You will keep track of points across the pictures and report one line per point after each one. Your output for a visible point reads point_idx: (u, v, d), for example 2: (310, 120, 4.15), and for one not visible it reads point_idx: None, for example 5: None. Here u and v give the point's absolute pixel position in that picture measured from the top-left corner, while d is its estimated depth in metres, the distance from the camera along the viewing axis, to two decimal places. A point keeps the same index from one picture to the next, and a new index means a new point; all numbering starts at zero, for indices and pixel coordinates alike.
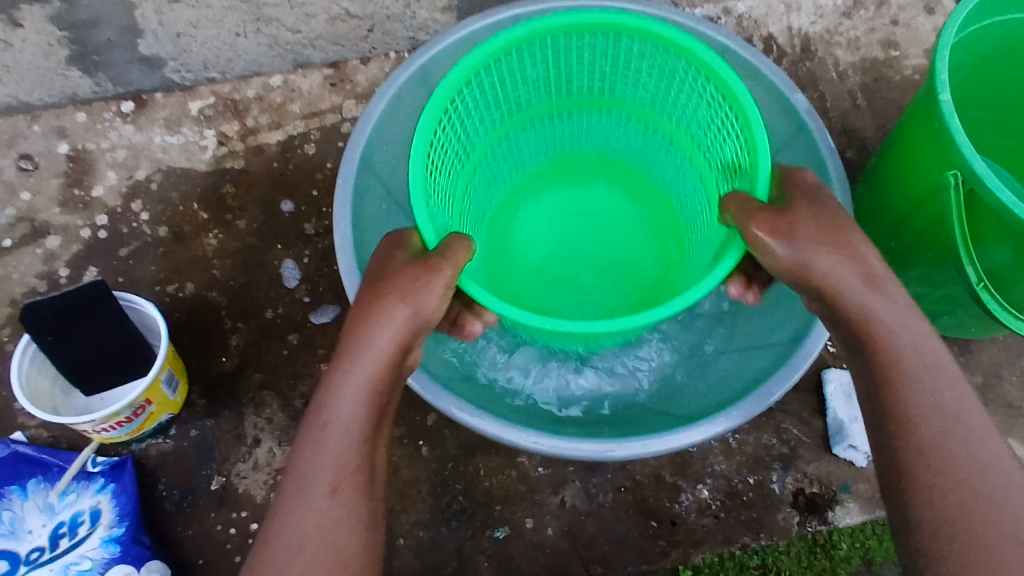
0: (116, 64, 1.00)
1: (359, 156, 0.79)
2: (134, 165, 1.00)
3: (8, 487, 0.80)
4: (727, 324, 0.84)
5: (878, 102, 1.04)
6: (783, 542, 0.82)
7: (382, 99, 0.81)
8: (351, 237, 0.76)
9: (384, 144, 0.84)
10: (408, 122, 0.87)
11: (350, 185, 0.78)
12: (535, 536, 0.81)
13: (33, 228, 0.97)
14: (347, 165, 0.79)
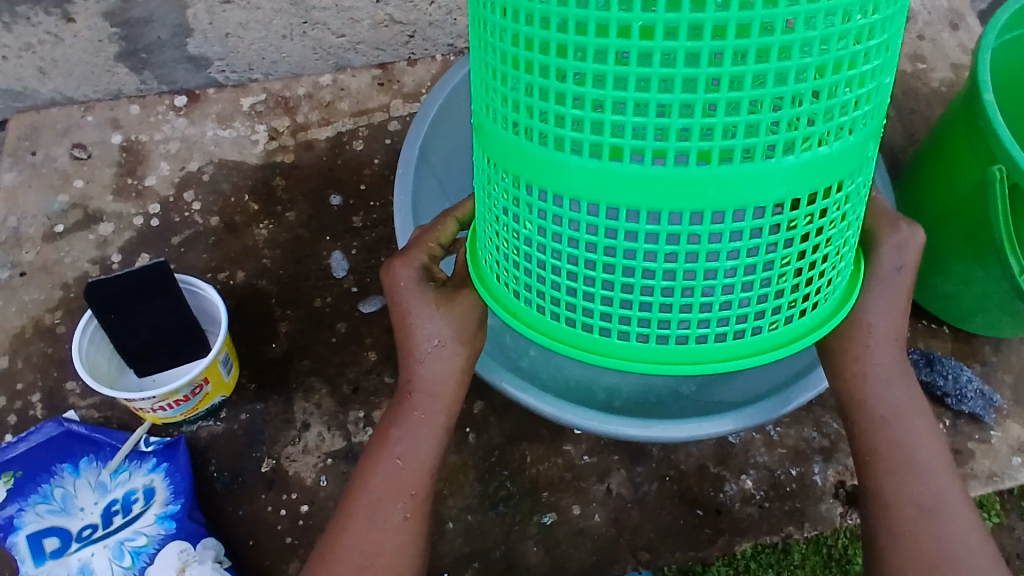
0: (163, 64, 1.04)
1: (419, 146, 0.83)
2: (187, 157, 1.02)
3: (61, 464, 0.80)
4: None
5: (906, 111, 1.07)
6: (821, 531, 0.82)
7: (440, 94, 0.86)
8: (410, 224, 0.79)
9: (442, 141, 0.87)
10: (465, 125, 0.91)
11: (409, 177, 0.81)
12: (582, 522, 0.82)
13: (86, 215, 0.98)
14: (405, 156, 0.82)
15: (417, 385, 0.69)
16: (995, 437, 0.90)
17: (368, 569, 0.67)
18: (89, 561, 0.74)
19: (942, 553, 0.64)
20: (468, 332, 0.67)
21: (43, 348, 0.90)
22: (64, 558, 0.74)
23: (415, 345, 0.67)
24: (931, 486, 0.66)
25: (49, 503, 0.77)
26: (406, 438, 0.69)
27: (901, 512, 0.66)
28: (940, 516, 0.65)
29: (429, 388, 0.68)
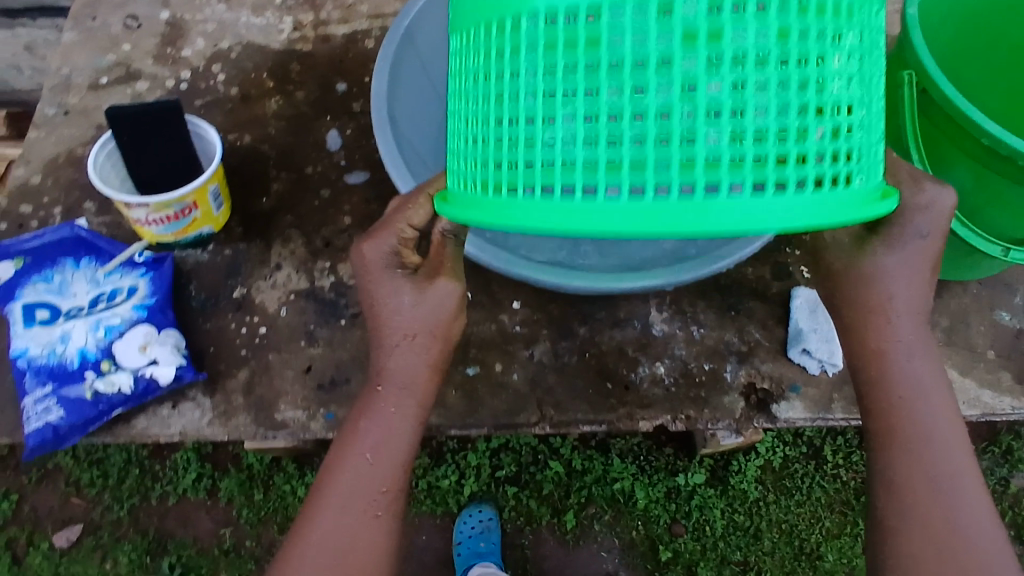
0: None
1: (402, 26, 0.93)
2: (220, 37, 1.16)
3: (66, 259, 0.93)
4: None
5: None
6: (720, 419, 0.89)
7: None
8: (383, 89, 0.89)
9: (427, 30, 0.97)
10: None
11: (389, 51, 0.91)
12: (502, 378, 0.90)
13: (127, 73, 1.12)
14: (390, 35, 0.92)
15: (387, 373, 0.73)
16: None
17: (349, 546, 0.71)
18: (70, 330, 0.86)
19: (955, 531, 0.68)
20: (441, 324, 0.73)
21: (70, 172, 1.03)
22: (50, 327, 0.86)
23: (385, 336, 0.73)
24: (950, 463, 0.70)
25: (49, 284, 0.90)
26: (380, 418, 0.73)
27: (911, 494, 0.70)
28: (960, 488, 0.69)
29: (398, 381, 0.73)
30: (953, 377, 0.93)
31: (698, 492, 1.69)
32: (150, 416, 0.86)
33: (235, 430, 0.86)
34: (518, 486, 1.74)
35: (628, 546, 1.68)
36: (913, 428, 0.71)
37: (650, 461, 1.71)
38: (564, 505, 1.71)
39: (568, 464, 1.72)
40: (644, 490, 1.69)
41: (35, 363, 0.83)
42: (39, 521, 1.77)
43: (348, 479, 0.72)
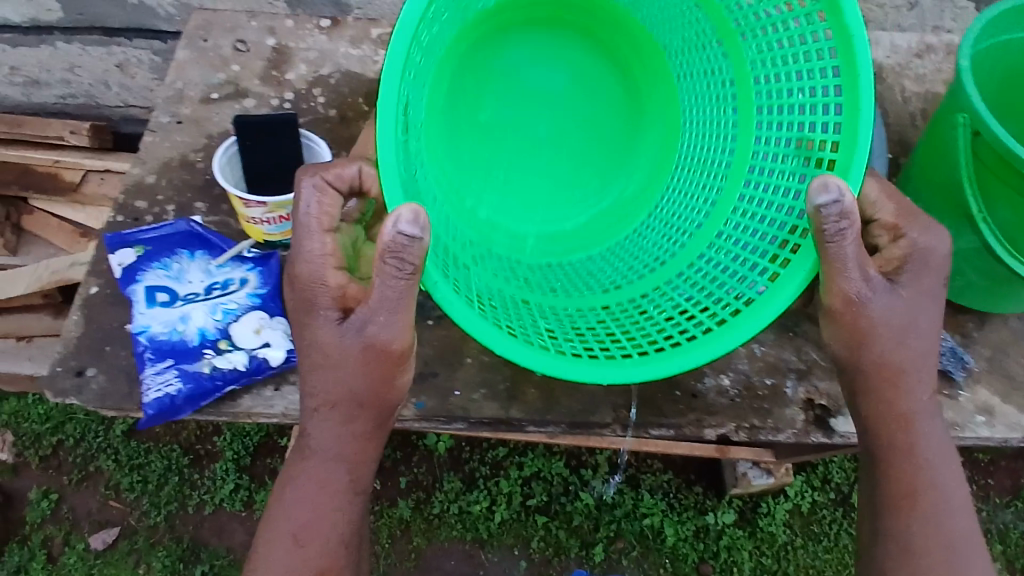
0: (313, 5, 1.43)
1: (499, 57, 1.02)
2: (321, 64, 1.27)
3: (182, 251, 1.01)
4: None
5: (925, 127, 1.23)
6: (782, 429, 0.94)
7: None
8: None
9: None
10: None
11: None
12: (576, 380, 0.96)
13: (236, 91, 1.23)
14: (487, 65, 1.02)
15: (313, 443, 0.83)
16: (963, 396, 1.00)
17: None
18: (189, 312, 0.93)
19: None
20: (363, 392, 0.79)
21: (183, 174, 1.13)
22: (170, 308, 0.94)
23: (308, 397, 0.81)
24: (953, 527, 0.82)
25: (168, 271, 0.98)
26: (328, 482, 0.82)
27: (926, 555, 0.81)
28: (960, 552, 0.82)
29: (314, 441, 0.82)
30: (996, 404, 1.00)
31: (727, 532, 1.77)
32: (255, 397, 0.93)
33: None
34: (547, 516, 1.79)
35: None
36: (924, 483, 0.82)
37: (678, 498, 1.80)
38: (594, 537, 1.78)
39: (598, 497, 1.80)
40: (673, 527, 1.77)
41: (157, 339, 0.91)
42: (76, 520, 1.82)
43: (292, 521, 0.83)
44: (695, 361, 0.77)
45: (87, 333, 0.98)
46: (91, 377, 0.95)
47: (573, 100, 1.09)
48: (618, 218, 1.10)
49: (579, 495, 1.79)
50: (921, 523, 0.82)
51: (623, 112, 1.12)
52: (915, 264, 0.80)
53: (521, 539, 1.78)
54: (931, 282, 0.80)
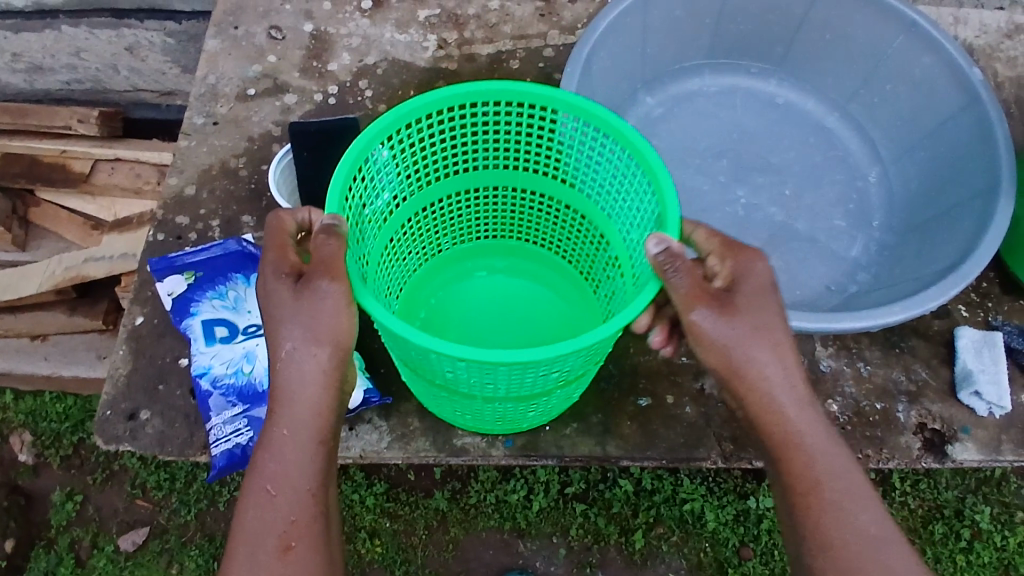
0: None
1: (586, 52, 0.94)
2: (366, 52, 1.15)
3: (236, 274, 0.91)
4: (936, 234, 0.94)
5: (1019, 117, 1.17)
6: (897, 459, 0.88)
7: (612, 12, 0.97)
8: None
9: (603, 56, 0.98)
10: (618, 51, 1.01)
11: (575, 77, 0.92)
12: (675, 410, 0.89)
13: (275, 85, 1.13)
14: (573, 61, 0.93)
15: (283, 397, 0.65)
16: None
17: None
18: (253, 349, 0.86)
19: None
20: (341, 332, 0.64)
21: (226, 184, 1.04)
22: (232, 345, 0.86)
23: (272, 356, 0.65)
24: (858, 522, 0.65)
25: (223, 300, 0.89)
26: (276, 458, 0.64)
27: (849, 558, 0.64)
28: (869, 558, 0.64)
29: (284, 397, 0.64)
30: None
31: (765, 517, 1.57)
32: None
33: (414, 454, 0.85)
34: (584, 503, 1.59)
35: (697, 567, 1.58)
36: (832, 476, 0.67)
37: (719, 483, 1.60)
38: (632, 523, 1.58)
39: (638, 482, 1.59)
40: (713, 512, 1.58)
41: (220, 382, 0.83)
42: (103, 522, 1.64)
43: (250, 503, 0.64)
44: (562, 349, 0.58)
45: (138, 370, 0.90)
46: (146, 421, 0.88)
47: (524, 308, 0.91)
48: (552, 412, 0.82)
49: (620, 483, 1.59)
50: (824, 521, 0.65)
51: (587, 317, 0.89)
52: (744, 281, 0.67)
53: (560, 526, 1.58)
54: (767, 297, 0.67)
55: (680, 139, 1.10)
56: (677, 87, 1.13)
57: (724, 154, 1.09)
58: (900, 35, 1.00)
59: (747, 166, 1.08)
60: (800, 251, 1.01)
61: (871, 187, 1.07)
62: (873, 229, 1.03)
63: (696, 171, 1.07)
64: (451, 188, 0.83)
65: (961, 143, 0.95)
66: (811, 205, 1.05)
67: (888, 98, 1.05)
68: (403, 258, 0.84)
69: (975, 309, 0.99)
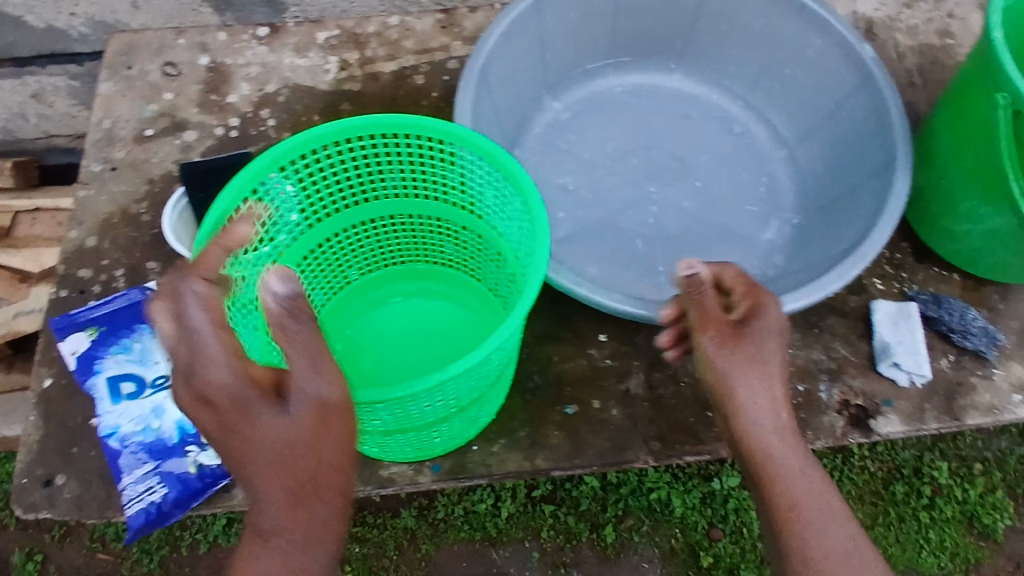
0: (245, 9, 1.26)
1: (480, 63, 0.91)
2: (265, 80, 1.13)
3: (141, 325, 0.88)
4: (837, 215, 0.96)
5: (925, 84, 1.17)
6: (821, 439, 0.89)
7: (505, 17, 0.94)
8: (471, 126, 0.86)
9: (498, 64, 0.96)
10: (513, 59, 1.00)
11: (470, 89, 0.89)
12: (601, 415, 0.89)
13: (173, 123, 1.10)
14: (467, 73, 0.90)
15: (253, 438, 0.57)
16: (998, 374, 0.96)
17: None
18: (161, 402, 0.84)
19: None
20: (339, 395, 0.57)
21: (129, 232, 1.02)
22: (139, 400, 0.84)
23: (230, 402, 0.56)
24: (828, 537, 0.67)
25: (129, 354, 0.87)
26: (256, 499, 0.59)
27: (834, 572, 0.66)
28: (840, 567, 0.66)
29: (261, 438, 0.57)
30: None
31: (731, 497, 1.54)
32: None
33: None
34: (552, 504, 1.53)
35: (668, 555, 1.53)
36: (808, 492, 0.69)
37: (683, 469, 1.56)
38: (602, 518, 1.53)
39: (603, 478, 1.55)
40: (680, 498, 1.54)
41: (130, 441, 0.82)
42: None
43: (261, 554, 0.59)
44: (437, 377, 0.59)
45: (50, 435, 0.87)
46: (62, 486, 0.85)
47: (436, 332, 0.90)
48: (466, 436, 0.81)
49: (585, 481, 1.53)
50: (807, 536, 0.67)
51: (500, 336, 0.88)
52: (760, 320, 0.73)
53: (531, 530, 1.52)
54: (775, 336, 0.73)
55: (590, 140, 1.10)
56: (583, 89, 1.13)
57: (635, 150, 1.09)
58: (794, 17, 0.99)
59: (658, 162, 1.08)
60: (715, 241, 1.02)
61: (781, 169, 1.07)
62: (785, 211, 1.04)
63: (607, 172, 1.07)
64: (349, 219, 0.82)
65: (860, 120, 0.95)
66: (724, 193, 1.06)
67: (787, 79, 1.05)
68: (306, 289, 0.84)
69: (890, 282, 1.01)
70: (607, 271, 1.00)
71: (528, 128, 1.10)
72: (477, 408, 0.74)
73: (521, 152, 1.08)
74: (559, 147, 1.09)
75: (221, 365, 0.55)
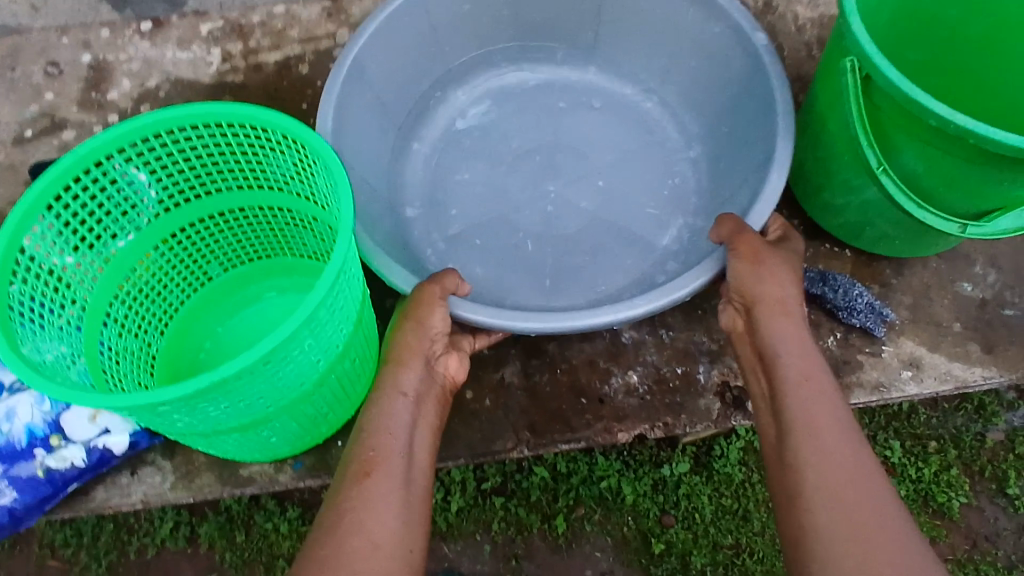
0: None
1: (349, 59, 0.90)
2: (146, 76, 1.11)
3: None
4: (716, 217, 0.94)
5: None
6: (697, 423, 0.87)
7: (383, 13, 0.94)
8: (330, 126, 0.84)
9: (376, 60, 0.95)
10: (400, 53, 0.99)
11: (335, 84, 0.88)
12: (473, 406, 0.88)
13: (52, 122, 1.08)
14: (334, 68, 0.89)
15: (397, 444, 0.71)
16: (887, 351, 0.94)
17: None
18: (15, 405, 0.81)
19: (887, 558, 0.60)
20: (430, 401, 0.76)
21: None
22: None
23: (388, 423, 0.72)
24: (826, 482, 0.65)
25: None
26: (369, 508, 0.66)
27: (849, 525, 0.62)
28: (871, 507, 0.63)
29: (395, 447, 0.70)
30: (923, 355, 0.94)
31: (684, 482, 1.38)
32: (110, 487, 0.83)
33: (199, 491, 0.83)
34: (502, 495, 1.40)
35: (620, 544, 1.38)
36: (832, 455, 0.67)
37: (634, 453, 1.39)
38: (551, 510, 1.39)
39: (553, 465, 1.39)
40: (631, 485, 1.38)
41: None
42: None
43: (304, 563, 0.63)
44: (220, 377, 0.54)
45: None
46: None
47: None
48: (321, 431, 0.79)
49: (532, 471, 1.39)
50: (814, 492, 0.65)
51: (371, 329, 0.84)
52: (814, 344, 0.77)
53: (483, 523, 1.39)
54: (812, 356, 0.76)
55: (493, 135, 1.08)
56: (495, 83, 1.12)
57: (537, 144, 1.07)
58: (688, 7, 0.97)
59: (560, 160, 1.05)
60: (610, 241, 1.00)
61: (687, 166, 1.05)
62: (687, 213, 1.01)
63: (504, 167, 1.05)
64: (197, 210, 0.83)
65: (752, 110, 0.92)
66: (622, 193, 1.03)
67: (694, 75, 1.03)
68: (160, 281, 0.84)
69: None
70: (493, 274, 0.98)
71: (430, 123, 1.09)
72: (313, 404, 0.71)
73: (419, 145, 1.07)
74: (460, 143, 1.07)
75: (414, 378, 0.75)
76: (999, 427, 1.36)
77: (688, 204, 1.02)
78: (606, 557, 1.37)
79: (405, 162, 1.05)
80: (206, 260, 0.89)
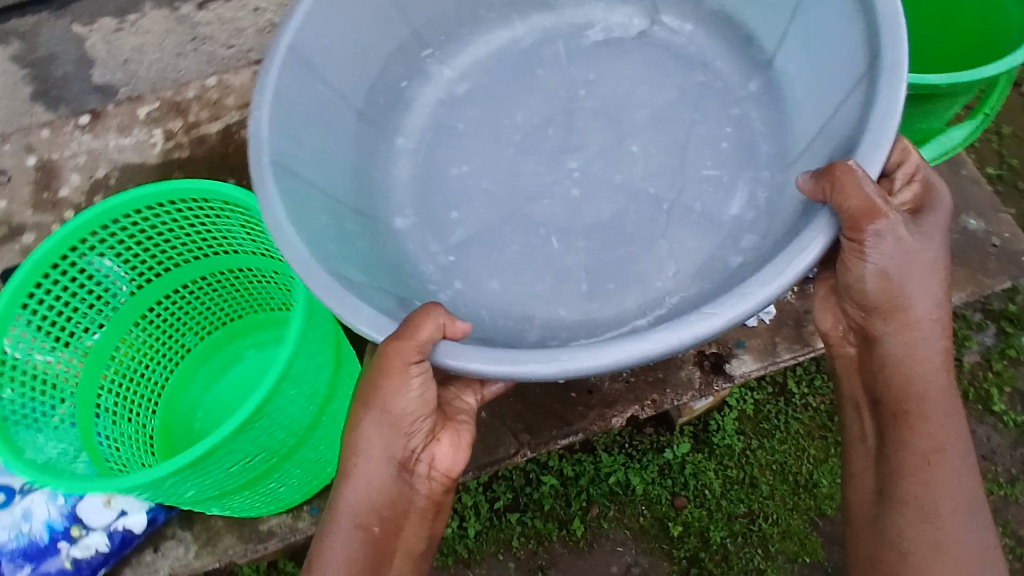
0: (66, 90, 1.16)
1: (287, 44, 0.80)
2: (94, 167, 1.13)
3: None
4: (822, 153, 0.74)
5: None
6: (683, 394, 0.92)
7: None
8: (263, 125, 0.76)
9: (320, 42, 0.84)
10: (354, 36, 0.88)
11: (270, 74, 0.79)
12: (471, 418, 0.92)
13: (11, 229, 1.11)
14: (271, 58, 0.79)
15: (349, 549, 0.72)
16: None
17: None
18: (30, 505, 0.86)
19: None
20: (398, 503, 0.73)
21: None
22: (10, 507, 0.86)
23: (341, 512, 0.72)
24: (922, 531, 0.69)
25: None
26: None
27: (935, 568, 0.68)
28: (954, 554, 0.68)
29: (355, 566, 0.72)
30: None
31: (688, 462, 1.39)
32: (135, 565, 0.90)
33: (224, 552, 0.90)
34: (515, 510, 1.39)
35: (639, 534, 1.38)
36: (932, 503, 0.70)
37: (635, 444, 1.40)
38: (566, 515, 1.38)
39: (559, 471, 1.40)
40: (638, 476, 1.38)
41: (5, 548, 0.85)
42: None
43: None
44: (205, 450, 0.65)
45: None
46: None
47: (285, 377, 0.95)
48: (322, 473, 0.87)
49: (540, 480, 1.39)
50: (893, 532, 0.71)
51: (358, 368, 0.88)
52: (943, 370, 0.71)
53: (501, 543, 1.38)
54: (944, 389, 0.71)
55: (488, 116, 0.93)
56: (471, 50, 0.99)
57: (521, 108, 0.93)
58: None
59: (586, 128, 0.91)
60: (665, 222, 0.83)
61: (750, 115, 0.87)
62: (756, 165, 0.84)
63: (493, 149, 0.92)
64: (165, 286, 0.86)
65: (823, 62, 0.79)
66: (673, 168, 0.86)
67: None
68: (139, 364, 0.87)
69: None
70: (551, 284, 0.82)
71: (413, 108, 0.96)
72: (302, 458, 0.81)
73: (403, 139, 0.94)
74: (452, 128, 0.94)
75: (373, 471, 0.72)
76: (974, 349, 1.41)
77: (764, 155, 0.84)
78: (629, 549, 1.37)
79: (381, 158, 0.92)
80: (178, 336, 0.91)
